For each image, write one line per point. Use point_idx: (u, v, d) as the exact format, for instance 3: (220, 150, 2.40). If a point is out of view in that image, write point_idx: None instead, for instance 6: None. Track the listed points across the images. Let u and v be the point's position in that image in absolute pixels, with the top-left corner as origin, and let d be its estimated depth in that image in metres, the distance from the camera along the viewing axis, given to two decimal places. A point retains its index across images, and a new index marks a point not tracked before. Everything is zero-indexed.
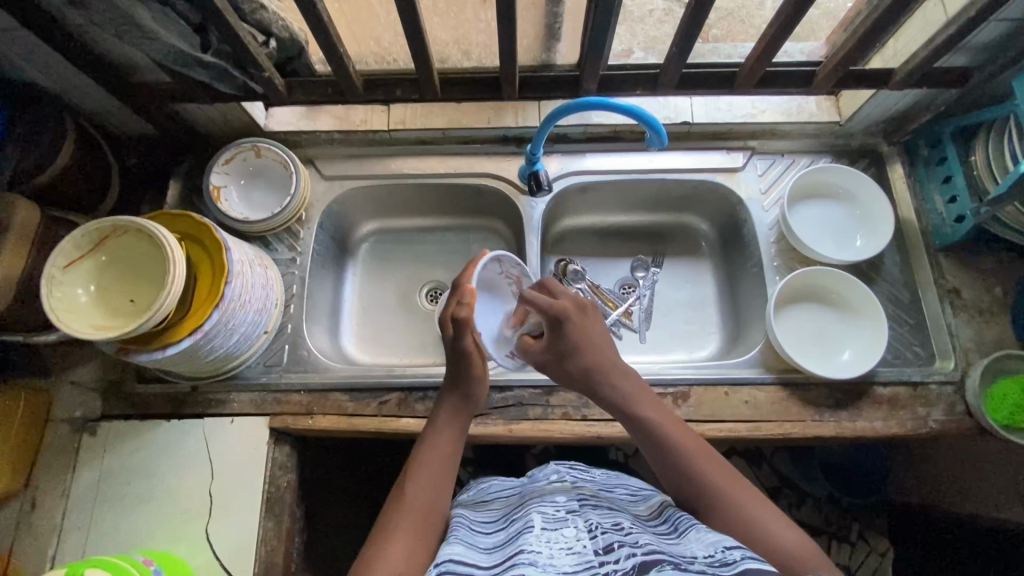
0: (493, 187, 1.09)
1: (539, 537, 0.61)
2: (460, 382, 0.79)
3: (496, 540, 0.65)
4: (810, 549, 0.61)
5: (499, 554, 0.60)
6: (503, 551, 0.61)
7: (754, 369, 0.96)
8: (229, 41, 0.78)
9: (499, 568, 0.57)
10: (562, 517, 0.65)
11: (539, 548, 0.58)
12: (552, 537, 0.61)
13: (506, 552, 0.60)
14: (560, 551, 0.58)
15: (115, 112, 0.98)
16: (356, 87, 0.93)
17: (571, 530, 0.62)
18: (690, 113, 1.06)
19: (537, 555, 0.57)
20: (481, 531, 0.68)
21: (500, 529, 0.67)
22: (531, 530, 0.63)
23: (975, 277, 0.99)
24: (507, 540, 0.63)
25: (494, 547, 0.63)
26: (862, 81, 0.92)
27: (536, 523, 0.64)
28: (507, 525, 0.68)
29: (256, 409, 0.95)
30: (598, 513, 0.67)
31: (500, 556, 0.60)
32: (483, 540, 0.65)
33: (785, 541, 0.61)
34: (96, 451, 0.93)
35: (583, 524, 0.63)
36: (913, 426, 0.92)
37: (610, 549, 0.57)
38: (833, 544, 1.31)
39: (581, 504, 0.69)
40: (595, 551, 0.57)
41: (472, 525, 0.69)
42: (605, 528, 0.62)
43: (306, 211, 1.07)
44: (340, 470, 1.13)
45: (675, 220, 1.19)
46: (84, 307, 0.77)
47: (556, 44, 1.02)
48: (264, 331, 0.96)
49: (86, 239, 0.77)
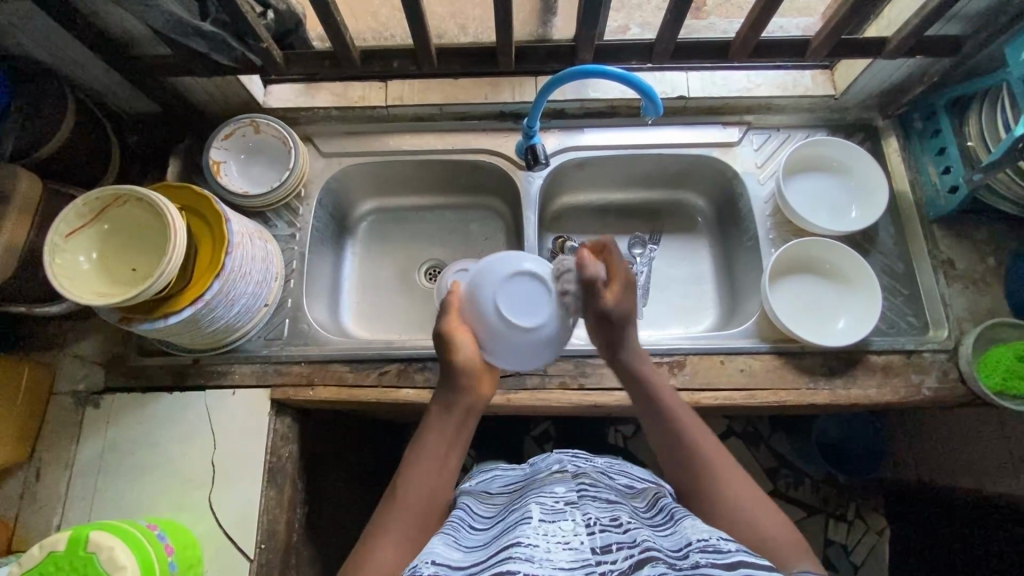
0: (491, 163, 1.10)
1: (535, 529, 0.61)
2: (449, 383, 0.74)
3: (492, 536, 0.65)
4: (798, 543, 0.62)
5: (495, 548, 0.60)
6: (499, 545, 0.60)
7: (750, 339, 0.97)
8: (227, 10, 0.78)
9: (494, 562, 0.57)
10: (560, 509, 0.65)
11: (536, 542, 0.58)
12: (549, 530, 0.60)
13: (503, 545, 0.60)
14: (556, 546, 0.58)
15: (114, 89, 0.99)
16: (354, 58, 0.93)
17: (568, 523, 0.62)
18: (686, 87, 1.06)
19: (533, 549, 0.57)
20: (478, 528, 0.68)
21: (499, 523, 0.68)
22: (529, 521, 0.63)
23: (969, 248, 1.00)
24: (505, 534, 0.63)
25: (492, 542, 0.63)
26: (856, 51, 0.93)
27: (534, 515, 0.64)
28: (505, 518, 0.68)
29: (257, 381, 0.96)
30: (596, 505, 0.67)
31: (496, 550, 0.59)
32: (481, 537, 0.65)
33: (769, 530, 0.63)
34: (98, 423, 0.94)
35: (581, 518, 0.62)
36: (906, 393, 0.93)
37: (607, 548, 0.57)
38: (830, 522, 1.36)
39: (580, 496, 0.70)
40: (592, 549, 0.57)
41: (473, 521, 0.69)
42: (604, 524, 0.61)
43: (305, 187, 1.07)
44: (342, 449, 1.15)
45: (672, 197, 1.19)
46: (86, 273, 0.78)
47: (552, 19, 1.05)
48: (264, 303, 0.97)
49: (88, 207, 0.77)
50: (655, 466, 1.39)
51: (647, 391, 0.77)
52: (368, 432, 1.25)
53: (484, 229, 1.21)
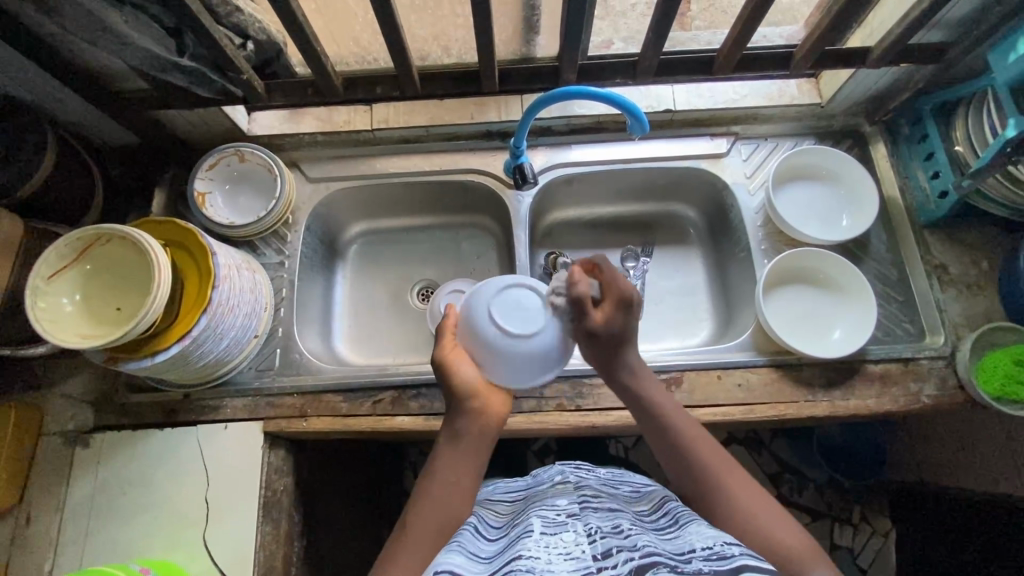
0: (480, 182, 1.10)
1: (536, 541, 0.59)
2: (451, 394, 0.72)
3: (497, 547, 0.64)
4: (810, 549, 0.62)
5: (499, 560, 0.59)
6: (503, 558, 0.59)
7: (746, 352, 0.96)
8: (206, 45, 0.77)
9: None
10: (562, 521, 0.64)
11: (537, 554, 0.57)
12: (551, 542, 0.59)
13: (506, 558, 0.59)
14: (557, 557, 0.57)
15: (95, 122, 0.98)
16: (336, 86, 0.92)
17: (569, 534, 0.60)
18: (672, 100, 1.06)
19: (535, 561, 0.56)
20: (486, 537, 0.67)
21: (503, 535, 0.67)
22: (530, 534, 0.62)
23: (962, 253, 0.99)
24: (507, 547, 0.62)
25: (495, 554, 0.62)
26: (840, 60, 0.93)
27: (536, 528, 0.63)
28: (509, 531, 0.67)
29: (249, 415, 0.95)
30: (599, 516, 0.66)
31: (499, 563, 0.58)
32: (485, 548, 0.64)
33: (780, 536, 0.62)
34: (89, 464, 0.93)
35: (582, 528, 0.62)
36: (905, 402, 0.92)
37: (608, 554, 0.56)
38: (836, 527, 1.34)
39: (582, 507, 0.68)
40: (593, 556, 0.56)
41: (478, 529, 0.68)
42: (605, 532, 0.60)
43: (292, 214, 1.07)
44: (338, 474, 1.13)
45: (663, 209, 1.19)
46: (70, 316, 0.76)
47: (535, 38, 1.04)
48: (254, 335, 0.96)
49: (69, 248, 0.76)
50: (656, 476, 1.38)
51: (644, 403, 0.74)
52: (367, 454, 1.23)
53: (475, 247, 1.20)
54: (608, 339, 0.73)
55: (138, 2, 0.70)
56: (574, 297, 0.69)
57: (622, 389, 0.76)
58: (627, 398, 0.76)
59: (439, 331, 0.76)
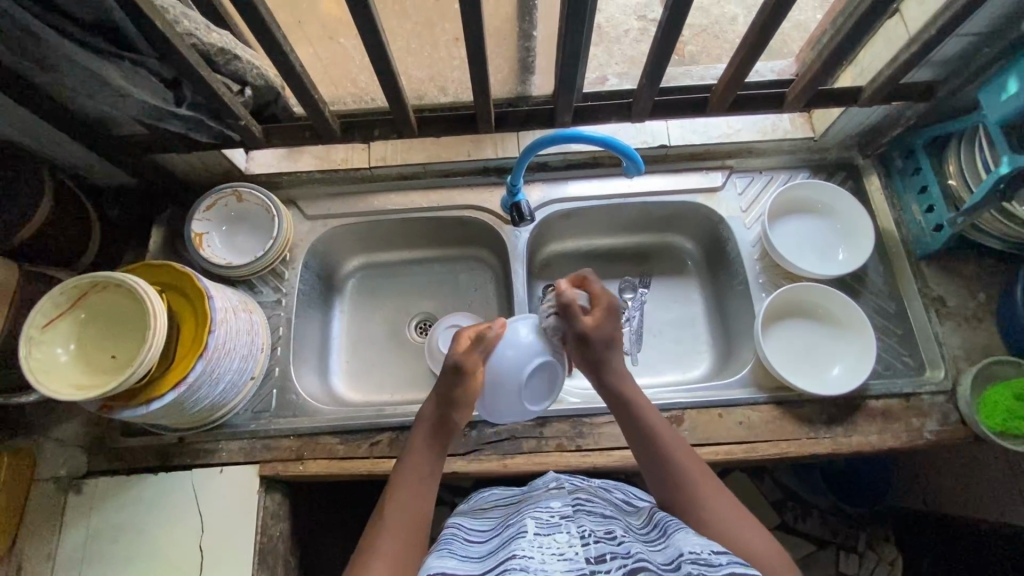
0: (477, 218, 1.10)
1: (530, 541, 0.59)
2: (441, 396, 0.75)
3: (489, 548, 0.63)
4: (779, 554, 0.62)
5: (491, 560, 0.59)
6: (495, 558, 0.59)
7: (746, 389, 0.96)
8: (203, 93, 0.77)
9: None
10: (555, 522, 0.62)
11: (532, 553, 0.56)
12: (544, 542, 0.58)
13: (499, 558, 0.58)
14: (551, 556, 0.56)
15: (92, 165, 0.98)
16: (333, 129, 0.92)
17: (563, 535, 0.59)
18: (666, 136, 1.08)
19: (529, 560, 0.55)
20: (475, 542, 0.66)
21: (494, 537, 0.66)
22: (524, 534, 0.60)
23: (960, 285, 1.00)
24: (500, 545, 0.62)
25: (486, 554, 0.62)
26: (832, 99, 0.94)
27: (529, 528, 0.61)
28: (501, 532, 0.66)
29: (245, 458, 0.94)
30: (592, 519, 0.64)
31: (491, 562, 0.58)
32: (476, 551, 0.64)
33: (755, 541, 0.63)
34: (82, 509, 0.91)
35: (576, 530, 0.60)
36: (908, 438, 0.92)
37: (601, 558, 0.55)
38: (841, 555, 1.28)
39: (576, 510, 0.67)
40: (587, 559, 0.55)
41: (467, 537, 0.68)
42: (598, 536, 0.59)
43: (290, 251, 1.06)
44: (321, 513, 1.09)
45: (660, 241, 1.19)
46: (64, 366, 0.76)
47: (531, 76, 1.05)
48: (251, 376, 0.95)
49: (64, 296, 0.76)
50: None
51: (627, 405, 0.77)
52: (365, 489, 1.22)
53: (473, 280, 1.19)
54: (603, 337, 0.78)
55: (136, 57, 0.71)
56: (563, 302, 0.78)
57: (605, 389, 0.79)
58: (611, 401, 0.79)
59: (479, 338, 0.76)
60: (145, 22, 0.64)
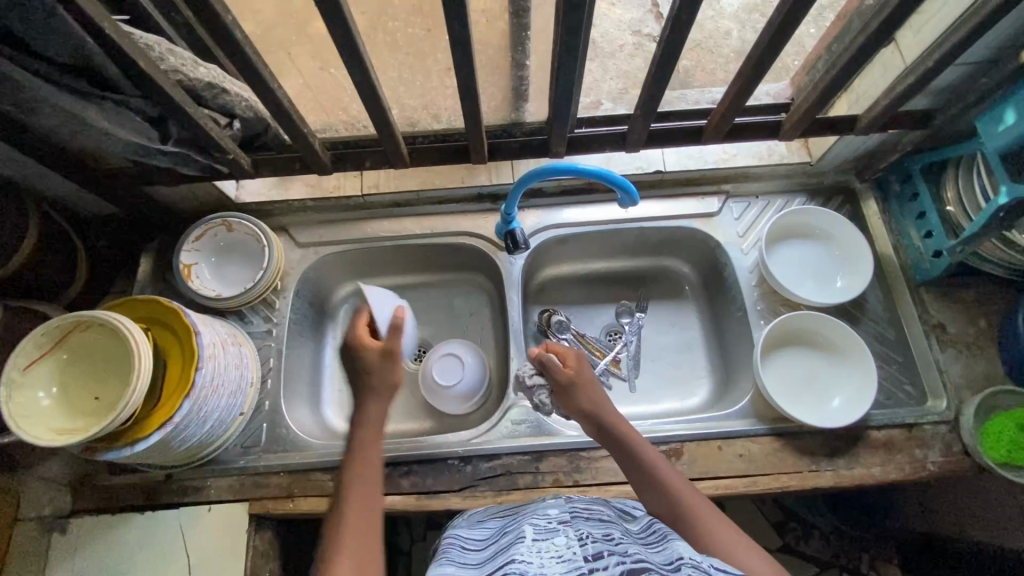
0: (471, 244, 1.08)
1: (530, 546, 0.57)
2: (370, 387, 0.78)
3: (488, 553, 0.61)
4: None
5: (491, 565, 0.57)
6: (494, 562, 0.57)
7: (746, 421, 0.94)
8: (189, 129, 0.75)
9: None
10: (554, 527, 0.60)
11: (530, 558, 0.54)
12: (543, 547, 0.56)
13: (498, 563, 0.56)
14: (551, 560, 0.54)
15: (80, 198, 0.97)
16: (324, 161, 0.91)
17: (561, 538, 0.57)
18: (661, 162, 1.08)
19: (528, 565, 0.53)
20: (473, 547, 0.65)
21: (492, 543, 0.64)
22: (522, 540, 0.59)
23: (960, 311, 0.98)
24: (498, 551, 0.60)
25: (485, 560, 0.60)
26: (827, 128, 0.93)
27: (527, 534, 0.60)
28: (499, 537, 0.64)
29: (234, 495, 0.92)
30: (590, 523, 0.62)
31: (490, 568, 0.56)
32: (474, 557, 0.62)
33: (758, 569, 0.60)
34: (67, 549, 0.89)
35: (574, 533, 0.58)
36: (911, 470, 0.90)
37: (599, 556, 0.53)
38: None
39: (573, 516, 0.64)
40: (585, 556, 0.53)
41: (465, 544, 0.66)
42: (596, 537, 0.57)
43: (281, 279, 1.05)
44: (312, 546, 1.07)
45: (656, 264, 1.18)
46: (46, 411, 0.73)
47: (525, 104, 1.04)
48: (240, 412, 0.93)
49: (46, 336, 0.74)
50: None
51: (621, 439, 0.76)
52: None
53: (468, 304, 1.17)
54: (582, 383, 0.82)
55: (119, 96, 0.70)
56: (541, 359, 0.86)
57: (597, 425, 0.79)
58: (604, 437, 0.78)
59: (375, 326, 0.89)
60: (129, 65, 0.63)
